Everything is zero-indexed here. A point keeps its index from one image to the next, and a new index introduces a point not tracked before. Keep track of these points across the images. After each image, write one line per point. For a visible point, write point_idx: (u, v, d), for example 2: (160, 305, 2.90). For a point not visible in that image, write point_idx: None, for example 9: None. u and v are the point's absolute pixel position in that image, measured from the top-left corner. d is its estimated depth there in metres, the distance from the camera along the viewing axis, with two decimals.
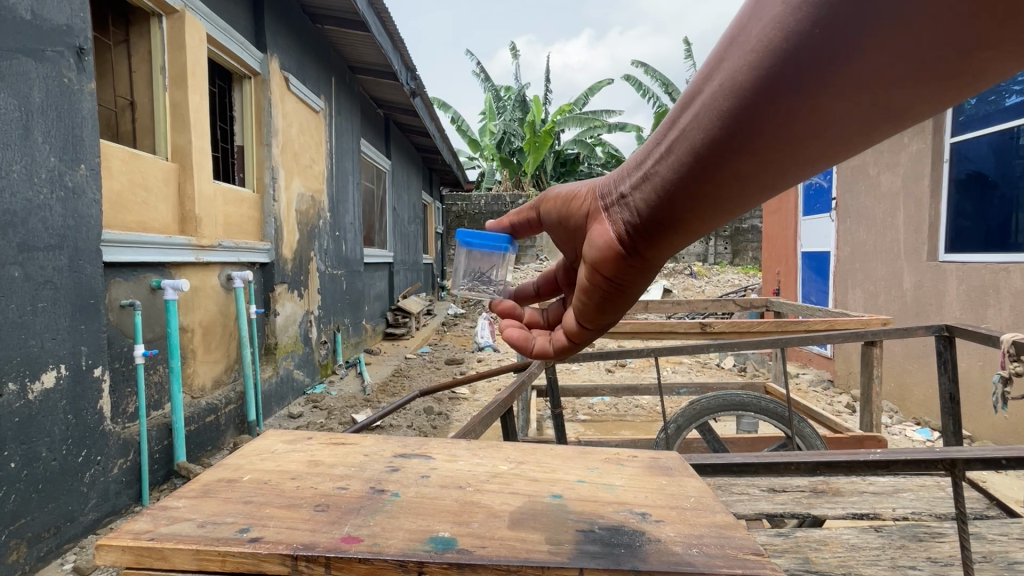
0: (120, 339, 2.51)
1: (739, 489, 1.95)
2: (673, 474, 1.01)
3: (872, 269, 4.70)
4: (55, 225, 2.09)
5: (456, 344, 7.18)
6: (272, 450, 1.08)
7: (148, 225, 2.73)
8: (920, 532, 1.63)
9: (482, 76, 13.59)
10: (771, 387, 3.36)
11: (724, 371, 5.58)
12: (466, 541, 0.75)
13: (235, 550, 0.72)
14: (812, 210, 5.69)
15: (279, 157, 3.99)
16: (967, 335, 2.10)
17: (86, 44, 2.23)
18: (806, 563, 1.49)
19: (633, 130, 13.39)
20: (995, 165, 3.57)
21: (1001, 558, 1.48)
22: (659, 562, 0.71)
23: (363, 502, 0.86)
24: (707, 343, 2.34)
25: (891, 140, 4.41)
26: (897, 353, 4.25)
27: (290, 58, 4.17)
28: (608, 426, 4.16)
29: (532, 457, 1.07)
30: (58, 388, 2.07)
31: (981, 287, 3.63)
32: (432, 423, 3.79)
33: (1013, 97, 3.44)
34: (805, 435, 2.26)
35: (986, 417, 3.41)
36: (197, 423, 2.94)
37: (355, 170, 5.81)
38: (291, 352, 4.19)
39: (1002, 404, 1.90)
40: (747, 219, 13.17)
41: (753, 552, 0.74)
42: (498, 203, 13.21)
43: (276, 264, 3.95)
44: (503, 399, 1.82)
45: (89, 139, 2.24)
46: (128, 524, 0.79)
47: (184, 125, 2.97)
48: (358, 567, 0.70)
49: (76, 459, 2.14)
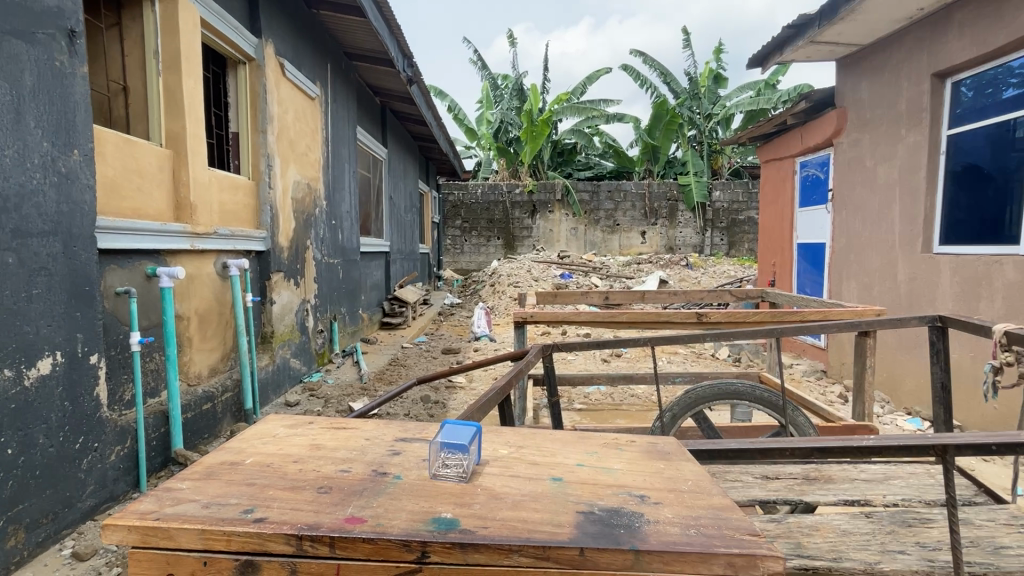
0: (116, 326, 2.50)
1: (733, 476, 1.97)
2: (670, 459, 1.02)
3: (867, 261, 4.71)
4: (49, 211, 2.07)
5: (453, 333, 7.18)
6: (274, 433, 1.09)
7: (142, 211, 2.71)
8: (911, 517, 1.66)
9: (479, 64, 13.44)
10: (765, 377, 3.39)
11: (719, 361, 5.62)
12: (468, 521, 0.77)
13: (240, 530, 0.73)
14: (809, 201, 5.70)
15: (275, 144, 3.94)
16: (959, 325, 2.11)
17: (77, 27, 2.19)
18: (798, 548, 1.52)
19: (630, 120, 13.30)
20: (991, 157, 3.63)
21: (988, 542, 1.51)
22: (657, 543, 0.73)
23: (366, 484, 0.87)
24: (703, 333, 2.34)
25: (889, 132, 4.41)
26: (890, 344, 4.29)
27: (284, 43, 4.11)
28: (604, 414, 4.20)
29: (531, 442, 1.08)
30: (53, 375, 2.06)
31: (974, 279, 3.65)
32: (429, 411, 3.82)
33: (1010, 90, 3.46)
34: (797, 424, 2.32)
35: (976, 407, 3.46)
36: (194, 411, 2.94)
37: (351, 158, 5.77)
38: (288, 340, 4.19)
39: (991, 393, 1.92)
40: (744, 211, 13.13)
41: (749, 532, 0.76)
42: (495, 193, 13.16)
43: (272, 252, 3.93)
44: (501, 387, 1.82)
45: (81, 124, 2.22)
46: (133, 504, 0.80)
47: (178, 111, 2.94)
48: (362, 546, 0.72)
49: (73, 446, 2.14)
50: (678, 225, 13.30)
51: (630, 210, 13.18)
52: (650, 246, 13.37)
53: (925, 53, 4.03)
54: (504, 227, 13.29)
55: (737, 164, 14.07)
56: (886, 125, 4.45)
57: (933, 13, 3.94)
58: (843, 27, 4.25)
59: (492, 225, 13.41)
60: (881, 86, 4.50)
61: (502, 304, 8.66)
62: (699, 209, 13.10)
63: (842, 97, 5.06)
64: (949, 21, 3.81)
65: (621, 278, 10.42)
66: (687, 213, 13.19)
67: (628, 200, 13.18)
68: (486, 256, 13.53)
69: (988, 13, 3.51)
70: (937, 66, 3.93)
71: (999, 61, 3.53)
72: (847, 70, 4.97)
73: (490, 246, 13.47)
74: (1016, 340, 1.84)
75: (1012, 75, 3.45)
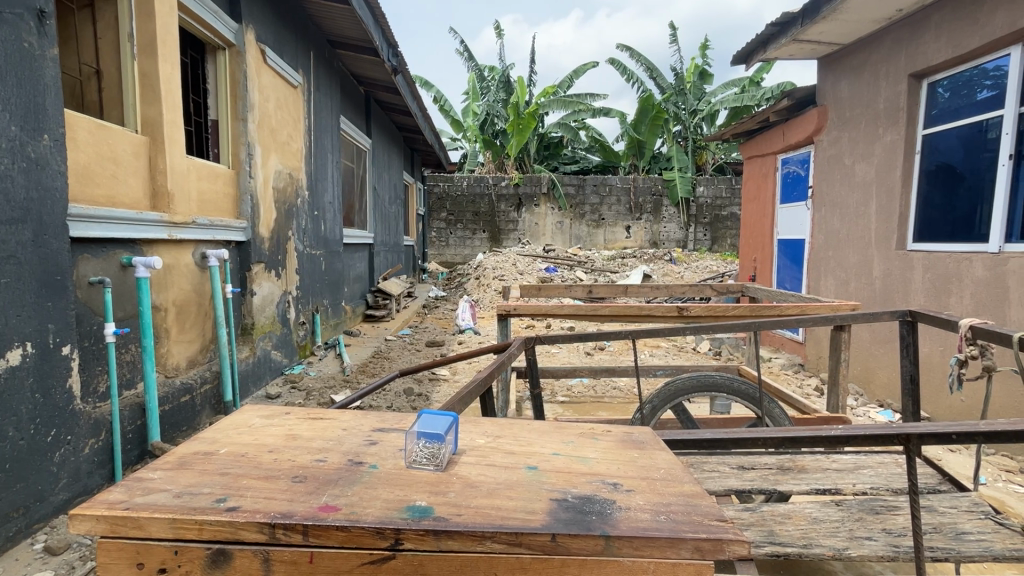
0: (90, 317, 2.44)
1: (709, 466, 2.01)
2: (645, 447, 1.04)
3: (844, 257, 4.81)
4: (18, 198, 2.01)
5: (437, 326, 7.16)
6: (250, 424, 1.08)
7: (117, 199, 2.64)
8: (878, 505, 1.72)
9: (465, 55, 13.29)
10: (744, 371, 3.46)
11: (700, 354, 5.71)
12: (443, 509, 0.78)
13: (212, 519, 0.73)
14: (790, 198, 5.79)
15: (255, 133, 3.87)
16: (928, 319, 2.18)
17: (47, 8, 2.12)
18: (771, 535, 1.56)
19: (616, 114, 13.33)
20: (963, 157, 3.72)
21: (950, 528, 1.57)
22: (628, 529, 0.74)
23: (341, 473, 0.87)
24: (683, 326, 2.37)
25: (867, 131, 4.50)
26: (864, 339, 4.40)
27: (265, 29, 4.02)
28: (586, 407, 4.25)
29: (509, 432, 1.09)
30: (24, 366, 2.01)
31: (945, 276, 3.76)
32: (412, 403, 3.82)
33: (984, 92, 3.55)
34: (773, 416, 2.37)
35: (944, 399, 3.58)
36: (172, 403, 2.90)
37: (334, 149, 5.69)
38: (269, 332, 4.13)
39: (956, 386, 1.95)
40: (727, 207, 13.29)
41: (717, 518, 0.78)
42: (481, 185, 13.09)
43: (253, 243, 3.86)
44: (483, 380, 1.81)
45: (52, 108, 2.15)
46: (103, 494, 0.80)
47: (154, 97, 2.86)
48: (336, 534, 0.72)
49: (45, 439, 2.09)
50: (662, 220, 13.41)
51: (615, 205, 13.24)
52: (635, 240, 13.48)
53: (903, 54, 4.12)
54: (489, 220, 13.24)
55: (721, 160, 14.23)
56: (864, 124, 4.54)
57: (912, 14, 4.02)
58: (825, 26, 4.31)
59: (477, 218, 13.34)
60: (861, 85, 4.58)
61: (487, 297, 8.66)
62: (683, 205, 13.21)
63: (824, 95, 5.13)
64: (927, 23, 3.89)
65: (606, 272, 10.53)
66: (672, 208, 13.32)
67: (613, 194, 13.24)
68: (472, 249, 13.47)
69: (964, 16, 3.59)
70: (914, 66, 4.01)
71: (974, 63, 3.62)
72: (829, 69, 5.04)
73: (475, 239, 13.41)
74: (980, 334, 1.90)
75: (986, 77, 3.55)
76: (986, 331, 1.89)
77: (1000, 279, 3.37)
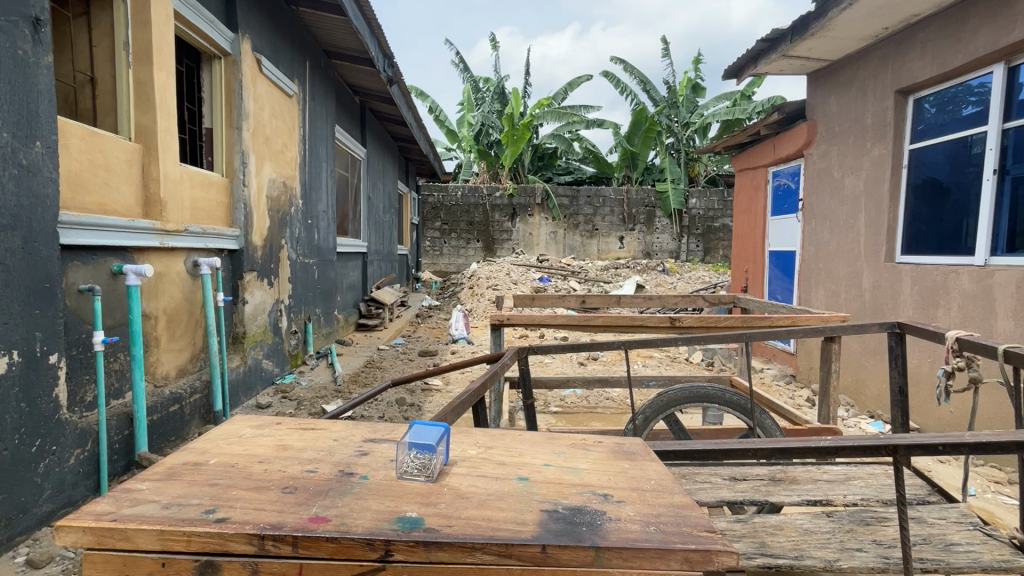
0: (78, 325, 2.40)
1: (702, 477, 2.01)
2: (635, 458, 1.05)
3: (835, 268, 4.85)
4: (8, 204, 1.99)
5: (430, 335, 7.14)
6: (240, 434, 1.07)
7: (109, 206, 2.62)
8: (869, 516, 1.72)
9: (461, 66, 13.41)
10: (737, 381, 3.47)
11: (693, 365, 5.74)
12: (433, 520, 0.78)
13: (200, 531, 0.73)
14: (782, 209, 5.84)
15: (250, 141, 3.87)
16: (916, 331, 2.19)
17: (42, 16, 2.13)
18: (762, 547, 1.57)
19: (610, 126, 13.46)
20: (949, 172, 3.80)
21: (939, 540, 1.58)
22: (618, 540, 0.75)
23: (332, 484, 0.87)
24: (676, 336, 2.36)
25: (856, 144, 4.58)
26: (855, 350, 4.44)
27: (262, 38, 4.05)
28: (579, 417, 4.25)
29: (500, 442, 1.10)
30: (9, 375, 1.99)
31: (933, 287, 3.80)
32: (405, 413, 3.81)
33: (970, 107, 3.64)
34: (765, 427, 2.39)
35: (933, 410, 3.61)
36: (160, 413, 2.86)
37: (328, 157, 5.69)
38: (260, 341, 4.10)
39: (945, 397, 1.95)
40: (719, 218, 13.47)
41: (707, 529, 0.79)
42: (475, 195, 13.13)
43: (246, 251, 3.85)
44: (476, 390, 1.80)
45: (44, 115, 2.15)
46: (91, 505, 0.79)
47: (148, 105, 2.86)
48: (326, 545, 0.72)
49: (29, 449, 2.06)
50: (655, 231, 13.54)
51: (609, 215, 13.37)
52: (628, 250, 13.60)
53: (891, 70, 4.20)
54: (484, 230, 13.29)
55: (713, 171, 14.35)
56: (853, 137, 4.62)
57: (898, 32, 4.11)
58: (815, 41, 4.39)
59: (472, 227, 13.39)
60: (849, 100, 4.67)
61: (480, 307, 8.67)
62: (677, 217, 13.35)
63: (814, 109, 5.22)
64: (913, 40, 3.98)
65: (599, 282, 10.55)
66: (664, 219, 13.44)
67: (607, 205, 13.36)
68: (466, 259, 13.50)
69: (949, 34, 3.68)
70: (900, 83, 4.10)
71: (958, 80, 3.71)
72: (819, 83, 5.13)
73: (469, 249, 13.45)
74: (967, 346, 1.91)
75: (971, 93, 3.64)
76: (973, 343, 1.90)
77: (986, 291, 3.42)
